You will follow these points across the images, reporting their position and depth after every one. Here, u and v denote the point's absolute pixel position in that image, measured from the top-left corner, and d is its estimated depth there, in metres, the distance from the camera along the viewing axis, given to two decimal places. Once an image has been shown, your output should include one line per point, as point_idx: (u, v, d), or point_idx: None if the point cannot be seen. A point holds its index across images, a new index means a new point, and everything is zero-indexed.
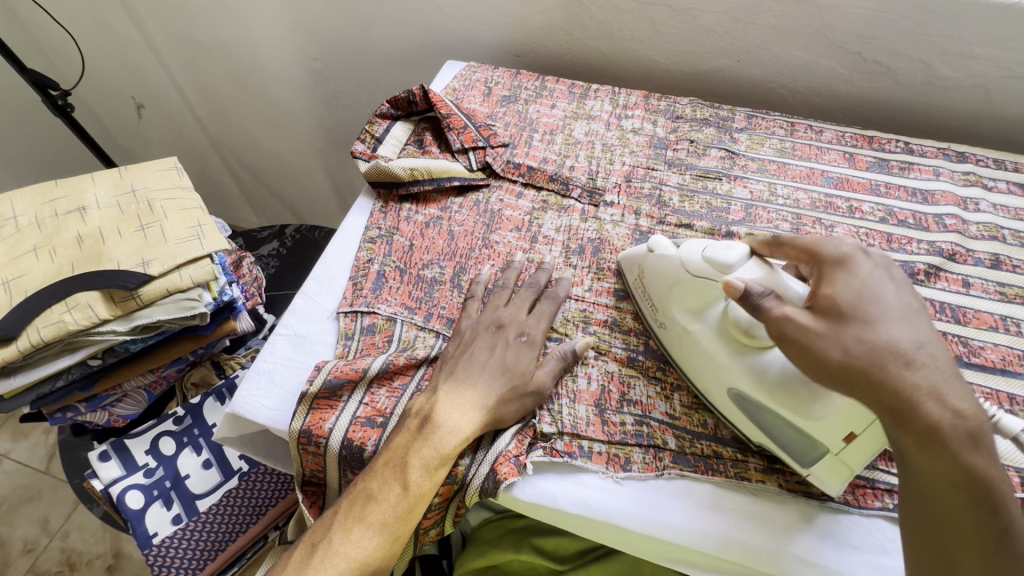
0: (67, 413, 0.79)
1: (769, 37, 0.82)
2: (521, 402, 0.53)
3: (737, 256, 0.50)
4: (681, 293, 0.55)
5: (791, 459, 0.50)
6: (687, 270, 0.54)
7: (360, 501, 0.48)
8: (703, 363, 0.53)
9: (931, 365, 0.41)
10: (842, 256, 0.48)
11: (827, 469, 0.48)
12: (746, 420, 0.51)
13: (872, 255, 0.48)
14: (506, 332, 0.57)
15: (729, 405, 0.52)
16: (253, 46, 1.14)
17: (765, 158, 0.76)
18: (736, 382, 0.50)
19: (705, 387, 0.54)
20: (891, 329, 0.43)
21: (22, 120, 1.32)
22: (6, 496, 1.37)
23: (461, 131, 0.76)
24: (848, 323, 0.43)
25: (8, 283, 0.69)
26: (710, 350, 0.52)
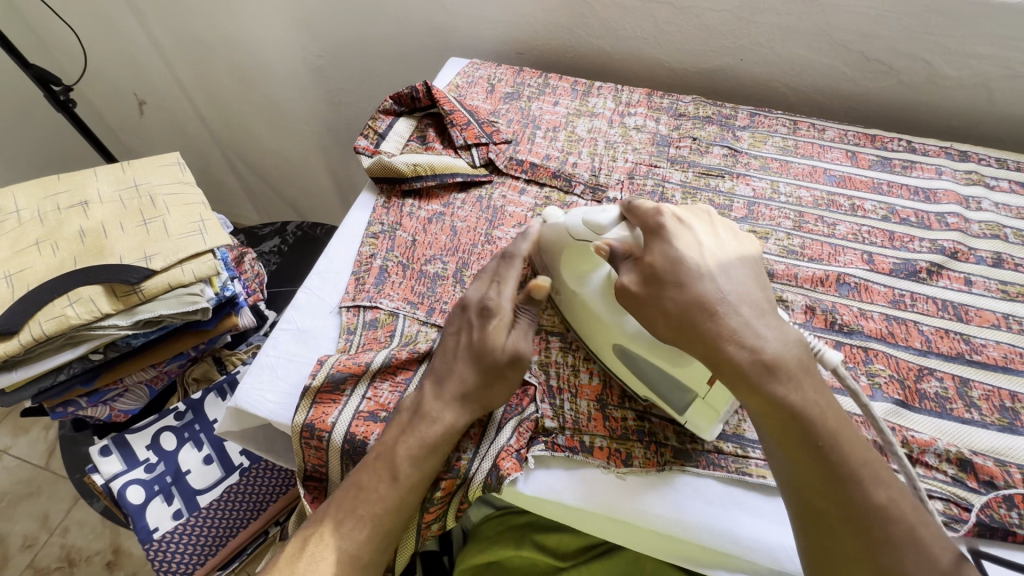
0: (68, 407, 0.79)
1: (773, 35, 0.82)
2: (503, 381, 0.52)
3: (611, 219, 0.53)
4: (568, 262, 0.55)
5: (668, 406, 0.52)
6: (572, 235, 0.54)
7: (357, 498, 0.48)
8: (590, 324, 0.54)
9: (741, 314, 0.45)
10: (663, 223, 0.49)
11: (697, 415, 0.50)
12: (629, 372, 0.53)
13: (687, 217, 0.50)
14: (471, 316, 0.55)
15: (616, 362, 0.54)
16: (255, 43, 1.14)
17: (767, 155, 0.76)
18: (619, 340, 0.52)
19: (595, 346, 0.55)
20: (701, 282, 0.46)
21: (23, 115, 1.32)
22: (5, 491, 1.37)
23: (464, 128, 0.76)
24: (666, 286, 0.46)
25: (10, 276, 0.69)
26: (591, 314, 0.54)
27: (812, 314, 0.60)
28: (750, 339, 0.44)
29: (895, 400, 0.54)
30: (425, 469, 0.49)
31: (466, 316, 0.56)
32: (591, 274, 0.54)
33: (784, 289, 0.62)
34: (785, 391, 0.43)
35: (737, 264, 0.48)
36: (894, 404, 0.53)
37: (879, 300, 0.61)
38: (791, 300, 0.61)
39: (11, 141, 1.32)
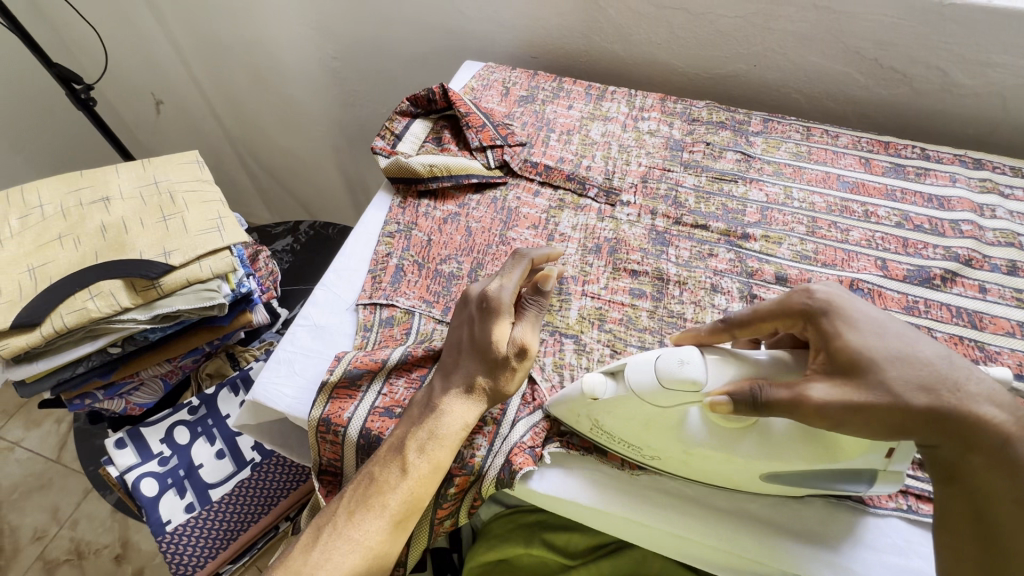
0: (86, 399, 0.80)
1: (786, 42, 0.83)
2: (511, 371, 0.52)
3: (696, 366, 0.45)
4: (657, 424, 0.47)
5: (849, 489, 0.48)
6: (650, 401, 0.46)
7: (374, 494, 0.49)
8: (718, 466, 0.47)
9: (968, 390, 0.41)
10: (824, 304, 0.45)
11: (880, 483, 0.46)
12: (790, 483, 0.48)
13: (831, 293, 0.46)
14: (472, 309, 0.54)
15: (769, 484, 0.48)
16: (272, 44, 1.15)
17: (781, 161, 0.76)
18: (765, 467, 0.46)
19: (733, 480, 0.49)
20: (894, 361, 0.42)
21: (43, 112, 1.34)
22: (17, 484, 1.39)
23: (480, 130, 0.77)
24: (885, 368, 0.41)
25: (33, 269, 0.71)
26: (716, 457, 0.46)
27: None
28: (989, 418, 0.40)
29: None
30: (444, 464, 0.49)
31: (468, 308, 0.55)
32: (685, 429, 0.46)
33: None
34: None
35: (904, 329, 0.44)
36: None
37: (893, 306, 0.62)
38: None
39: (32, 138, 1.34)
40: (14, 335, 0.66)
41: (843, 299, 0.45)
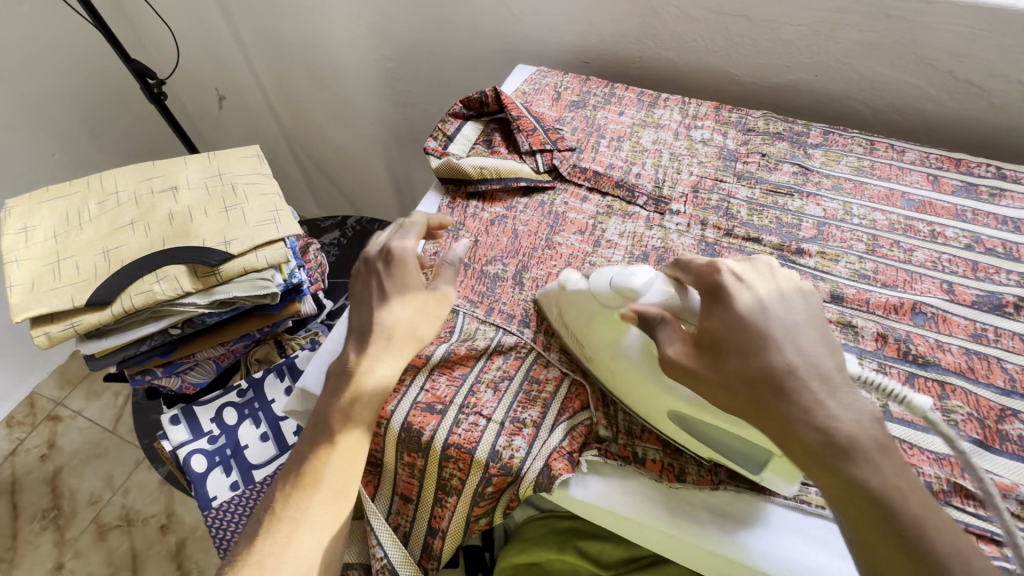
0: (147, 376, 0.85)
1: (852, 52, 0.80)
2: (430, 316, 0.58)
3: (642, 281, 0.50)
4: (597, 324, 0.53)
5: (742, 469, 0.50)
6: (599, 301, 0.53)
7: (310, 472, 0.53)
8: (633, 389, 0.52)
9: (813, 388, 0.42)
10: (717, 283, 0.47)
11: (774, 471, 0.48)
12: (692, 439, 0.51)
13: (746, 274, 0.47)
14: (376, 266, 0.59)
15: (675, 429, 0.51)
16: (331, 45, 1.19)
17: (840, 175, 0.73)
18: (675, 406, 0.49)
19: (645, 413, 0.53)
20: (784, 344, 0.44)
21: (119, 103, 1.44)
22: (76, 450, 1.48)
23: (530, 133, 0.77)
24: (724, 356, 0.44)
25: (108, 252, 0.76)
26: (637, 379, 0.51)
27: (882, 342, 0.58)
28: (824, 418, 0.41)
29: (973, 439, 0.52)
30: (365, 425, 0.53)
31: (374, 265, 0.59)
32: (619, 342, 0.52)
33: (853, 315, 0.60)
34: (866, 477, 0.39)
35: (808, 319, 0.46)
36: (971, 443, 0.51)
37: (959, 333, 0.58)
38: (860, 326, 0.59)
39: (108, 128, 1.43)
40: (89, 313, 0.72)
41: (754, 279, 0.47)
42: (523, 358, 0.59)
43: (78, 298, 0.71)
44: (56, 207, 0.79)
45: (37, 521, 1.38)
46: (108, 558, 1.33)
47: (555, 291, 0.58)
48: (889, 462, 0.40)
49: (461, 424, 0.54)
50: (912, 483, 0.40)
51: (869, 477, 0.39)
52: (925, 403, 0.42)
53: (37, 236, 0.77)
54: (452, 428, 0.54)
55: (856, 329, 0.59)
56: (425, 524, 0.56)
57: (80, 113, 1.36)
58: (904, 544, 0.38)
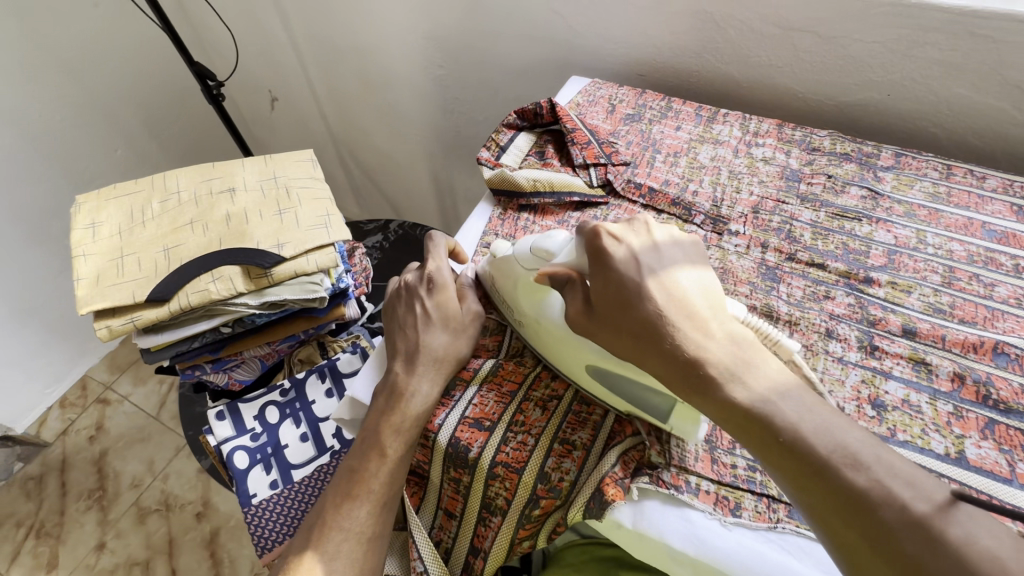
0: (196, 370, 0.87)
1: (930, 72, 0.76)
2: (467, 333, 0.60)
3: (558, 243, 0.54)
4: (522, 289, 0.56)
5: (652, 418, 0.51)
6: (522, 266, 0.55)
7: (357, 482, 0.53)
8: (558, 349, 0.54)
9: (685, 330, 0.43)
10: (599, 246, 0.47)
11: (679, 418, 0.49)
12: (609, 391, 0.52)
13: (622, 233, 0.48)
14: (417, 290, 0.62)
15: (592, 382, 0.53)
16: (384, 51, 1.21)
17: (913, 201, 0.69)
18: (591, 361, 0.51)
19: (569, 369, 0.55)
20: (657, 292, 0.45)
21: (179, 101, 1.49)
22: (122, 434, 1.54)
23: (584, 147, 0.76)
24: (607, 311, 0.46)
25: (168, 250, 0.78)
26: (558, 338, 0.53)
27: (959, 383, 0.54)
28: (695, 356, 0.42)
29: None
30: (413, 440, 0.54)
31: (414, 290, 0.62)
32: (544, 306, 0.54)
33: (926, 351, 0.57)
34: None
35: (683, 270, 0.47)
36: None
37: None
38: (935, 364, 0.55)
39: (168, 125, 1.49)
40: (148, 309, 0.74)
41: (630, 237, 0.47)
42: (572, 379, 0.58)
43: (139, 293, 0.74)
44: (122, 203, 0.82)
45: (83, 500, 1.43)
46: (146, 541, 1.37)
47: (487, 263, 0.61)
48: (756, 376, 0.42)
49: (509, 442, 0.53)
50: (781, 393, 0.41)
51: (737, 392, 0.41)
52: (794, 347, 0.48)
53: (103, 231, 0.80)
54: (500, 446, 0.52)
55: (930, 366, 0.55)
56: (468, 542, 0.55)
57: (142, 110, 1.41)
58: (789, 449, 0.39)
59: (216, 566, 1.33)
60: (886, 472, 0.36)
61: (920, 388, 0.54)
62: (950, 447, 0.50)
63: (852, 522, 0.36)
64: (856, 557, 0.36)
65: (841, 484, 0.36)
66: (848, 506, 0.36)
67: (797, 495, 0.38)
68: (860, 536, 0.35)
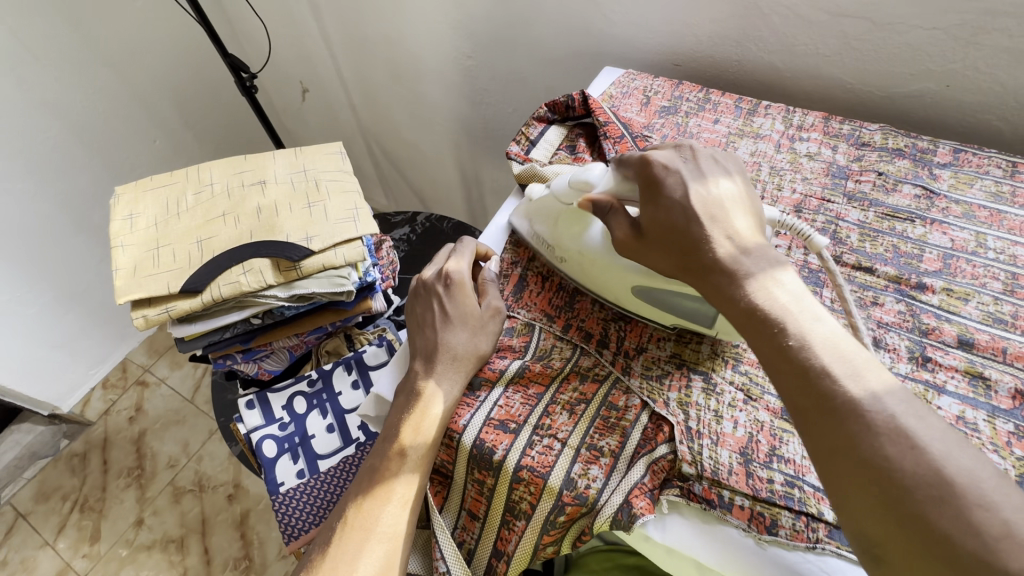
0: (227, 360, 0.89)
1: (996, 61, 0.70)
2: (488, 332, 0.60)
3: (595, 174, 0.58)
4: (564, 223, 0.61)
5: (697, 325, 0.55)
6: (562, 202, 0.62)
7: (378, 480, 0.53)
8: (603, 274, 0.58)
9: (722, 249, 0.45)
10: (657, 175, 0.50)
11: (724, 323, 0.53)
12: (654, 308, 0.57)
13: (674, 162, 0.50)
14: (435, 289, 0.62)
15: (640, 305, 0.57)
16: (413, 41, 1.19)
17: (973, 202, 0.65)
18: (632, 279, 0.56)
19: (618, 297, 0.59)
20: (704, 216, 0.47)
21: (214, 93, 1.51)
22: (159, 416, 1.59)
23: (617, 140, 0.73)
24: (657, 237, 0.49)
25: (201, 242, 0.79)
26: (599, 262, 0.58)
27: (1021, 401, 0.50)
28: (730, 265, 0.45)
29: None
30: (436, 440, 0.54)
31: (431, 289, 0.62)
32: (586, 233, 0.60)
33: (985, 365, 0.53)
34: None
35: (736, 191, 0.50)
36: None
37: None
38: (994, 379, 0.52)
39: (203, 117, 1.52)
40: (182, 299, 0.76)
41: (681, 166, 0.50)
42: (600, 382, 0.56)
43: (173, 284, 0.75)
44: (158, 195, 0.84)
45: (122, 478, 1.50)
46: (181, 519, 1.42)
47: (524, 208, 0.68)
48: (778, 286, 0.43)
49: (535, 446, 0.52)
50: (804, 306, 0.42)
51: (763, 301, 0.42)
52: (824, 243, 0.54)
53: (140, 223, 0.82)
54: (525, 450, 0.52)
55: (988, 382, 0.52)
56: (491, 544, 0.54)
57: (179, 102, 1.44)
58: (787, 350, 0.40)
59: (246, 547, 1.38)
60: (884, 388, 0.36)
61: (976, 405, 0.50)
62: (1010, 470, 0.47)
63: (839, 425, 0.36)
64: (835, 457, 0.36)
65: (835, 390, 0.37)
66: (837, 409, 0.36)
67: (792, 395, 0.39)
68: (843, 438, 0.36)
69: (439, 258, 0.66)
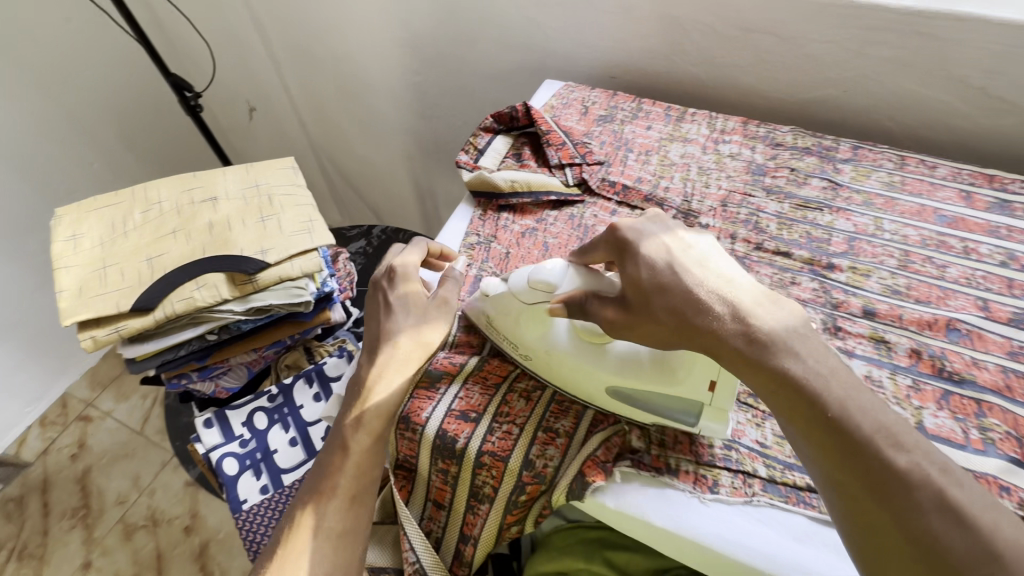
0: (182, 379, 0.88)
1: (882, 69, 0.80)
2: (434, 320, 0.59)
3: (555, 273, 0.55)
4: (524, 321, 0.57)
5: (680, 424, 0.53)
6: (522, 300, 0.57)
7: (325, 480, 0.54)
8: (578, 376, 0.54)
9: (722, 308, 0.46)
10: (627, 240, 0.52)
11: (708, 419, 0.52)
12: (634, 408, 0.54)
13: (644, 228, 0.53)
14: (380, 284, 0.62)
15: (615, 404, 0.54)
16: (361, 59, 1.22)
17: (871, 191, 0.73)
18: (607, 379, 0.53)
19: (590, 397, 0.55)
20: (690, 273, 0.48)
21: (156, 114, 1.49)
22: (106, 450, 1.51)
23: (559, 147, 0.79)
24: (647, 299, 0.49)
25: (150, 260, 0.79)
26: (571, 364, 0.54)
27: (917, 358, 0.58)
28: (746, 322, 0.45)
29: (1011, 458, 0.50)
30: (380, 432, 0.55)
31: (378, 284, 0.62)
32: (551, 333, 0.56)
33: (886, 330, 0.60)
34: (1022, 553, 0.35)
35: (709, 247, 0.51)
36: (1010, 462, 0.50)
37: (994, 350, 0.58)
38: (894, 341, 0.59)
39: (144, 139, 1.48)
40: (133, 318, 0.75)
41: (653, 231, 0.52)
42: None
43: (123, 303, 0.74)
44: (103, 215, 0.83)
45: (66, 519, 1.41)
46: (134, 557, 1.35)
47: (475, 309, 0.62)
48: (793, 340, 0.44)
49: (495, 432, 0.55)
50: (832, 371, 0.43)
51: (790, 362, 0.43)
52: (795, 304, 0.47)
53: (84, 244, 0.80)
54: (486, 436, 0.54)
55: (889, 345, 0.59)
56: (457, 530, 0.57)
57: (119, 124, 1.41)
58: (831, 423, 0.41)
59: None
60: (925, 457, 0.38)
61: (880, 364, 0.57)
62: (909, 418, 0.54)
63: (884, 499, 0.38)
64: (878, 528, 0.38)
65: (880, 463, 0.38)
66: (881, 481, 0.38)
67: (834, 469, 0.40)
68: (886, 512, 0.37)
69: (390, 255, 0.66)
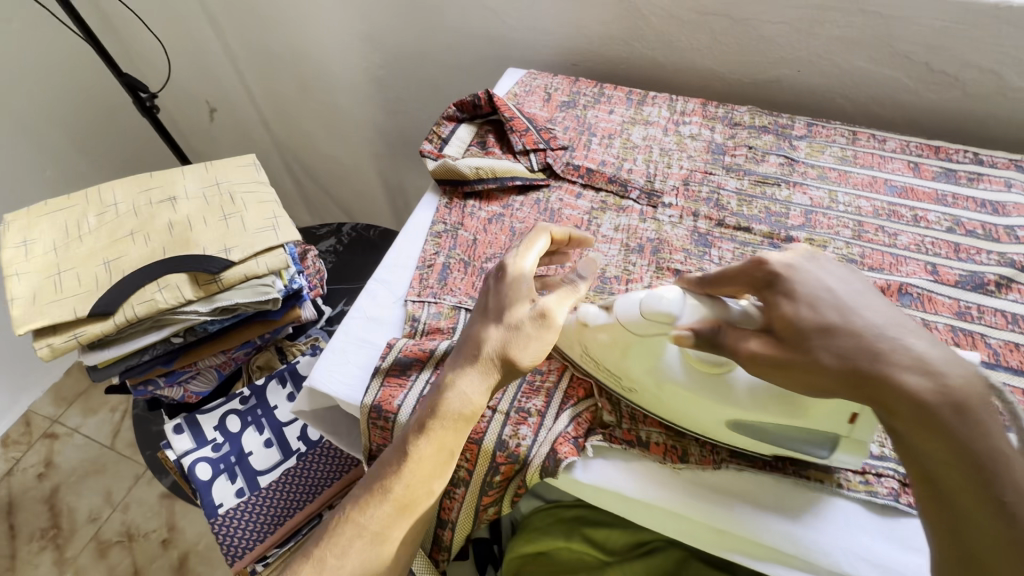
0: (149, 385, 0.86)
1: (831, 47, 0.83)
2: (528, 337, 0.51)
3: (674, 301, 0.49)
4: (635, 353, 0.51)
5: (809, 455, 0.50)
6: (635, 331, 0.50)
7: (377, 479, 0.50)
8: (693, 409, 0.50)
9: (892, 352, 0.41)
10: (773, 275, 0.47)
11: (843, 451, 0.49)
12: (754, 441, 0.50)
13: (791, 260, 0.48)
14: (492, 279, 0.55)
15: (737, 437, 0.51)
16: (322, 54, 1.20)
17: (826, 165, 0.76)
18: (732, 415, 0.48)
19: (703, 428, 0.52)
20: (856, 315, 0.44)
21: (110, 118, 1.44)
22: (74, 468, 1.46)
23: (523, 133, 0.79)
24: (806, 339, 0.44)
25: (108, 263, 0.76)
26: (684, 396, 0.50)
27: None
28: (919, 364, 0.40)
29: None
30: (448, 446, 0.49)
31: (489, 277, 0.56)
32: (662, 364, 0.50)
33: None
34: None
35: (865, 286, 0.46)
36: None
37: (944, 311, 0.60)
38: None
39: (99, 144, 1.44)
40: (92, 324, 0.72)
41: (804, 266, 0.47)
42: None
43: (80, 309, 0.72)
44: (56, 219, 0.80)
45: (34, 541, 1.36)
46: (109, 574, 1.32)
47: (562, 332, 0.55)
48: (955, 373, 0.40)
49: None
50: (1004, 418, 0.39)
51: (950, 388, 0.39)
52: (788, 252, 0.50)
53: (37, 249, 0.77)
54: None
55: None
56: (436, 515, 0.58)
57: (71, 130, 1.36)
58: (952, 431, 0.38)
59: None
60: None
61: None
62: None
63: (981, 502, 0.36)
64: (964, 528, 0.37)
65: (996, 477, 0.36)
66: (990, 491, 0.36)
67: (938, 468, 0.38)
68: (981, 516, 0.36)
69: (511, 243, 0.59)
